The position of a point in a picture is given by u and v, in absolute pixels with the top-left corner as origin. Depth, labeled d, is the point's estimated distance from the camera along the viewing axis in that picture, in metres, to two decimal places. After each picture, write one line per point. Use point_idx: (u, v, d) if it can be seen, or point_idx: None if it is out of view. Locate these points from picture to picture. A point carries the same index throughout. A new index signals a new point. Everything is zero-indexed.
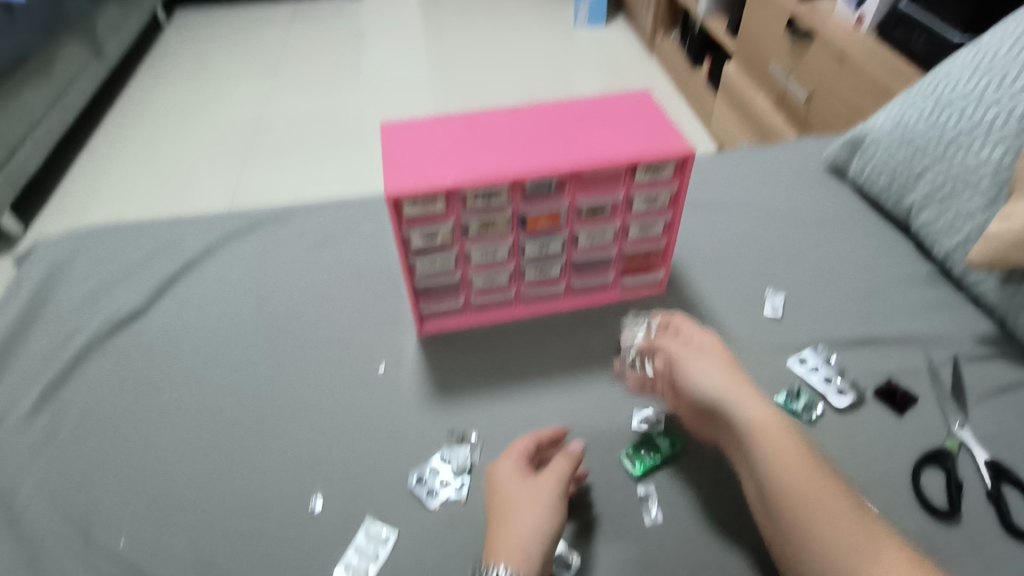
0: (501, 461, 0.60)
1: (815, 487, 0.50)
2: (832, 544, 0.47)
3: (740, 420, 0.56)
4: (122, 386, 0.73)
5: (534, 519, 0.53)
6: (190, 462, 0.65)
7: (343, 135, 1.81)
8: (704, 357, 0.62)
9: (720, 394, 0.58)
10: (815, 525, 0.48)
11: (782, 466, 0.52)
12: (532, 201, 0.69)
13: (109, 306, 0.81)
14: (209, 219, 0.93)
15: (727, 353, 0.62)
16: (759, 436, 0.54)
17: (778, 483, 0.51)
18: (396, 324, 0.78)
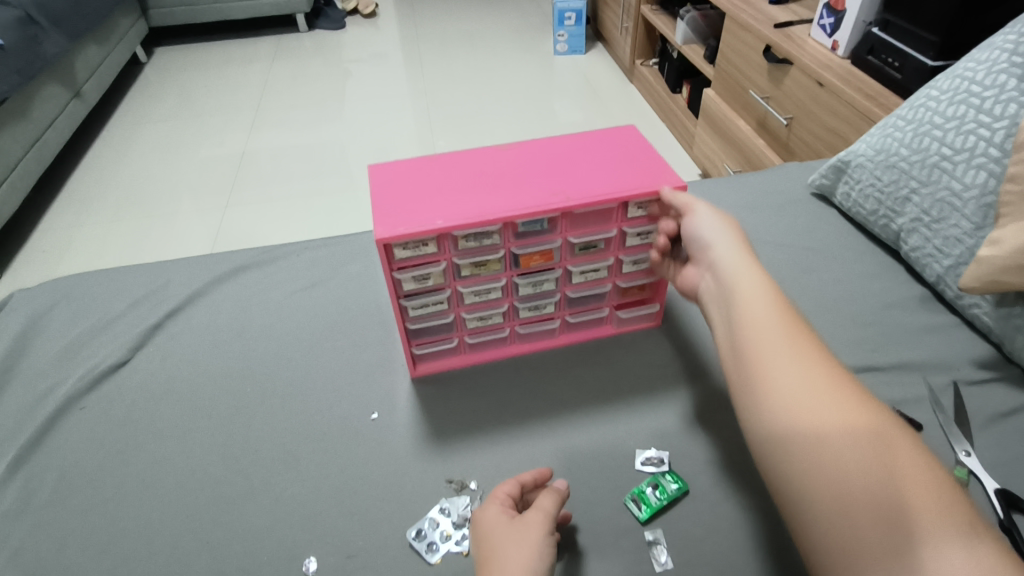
0: (484, 506, 0.56)
1: (808, 341, 0.50)
2: (810, 382, 0.46)
3: (741, 281, 0.56)
4: (101, 447, 0.69)
5: (524, 562, 0.49)
6: (176, 523, 0.62)
7: (326, 170, 1.80)
8: (716, 232, 0.62)
9: (729, 264, 0.59)
10: (795, 366, 0.48)
11: (776, 319, 0.52)
12: (525, 239, 0.68)
13: (90, 362, 0.77)
14: (192, 264, 0.91)
15: (742, 234, 0.63)
16: (758, 293, 0.55)
17: (767, 332, 0.51)
18: (387, 369, 0.76)
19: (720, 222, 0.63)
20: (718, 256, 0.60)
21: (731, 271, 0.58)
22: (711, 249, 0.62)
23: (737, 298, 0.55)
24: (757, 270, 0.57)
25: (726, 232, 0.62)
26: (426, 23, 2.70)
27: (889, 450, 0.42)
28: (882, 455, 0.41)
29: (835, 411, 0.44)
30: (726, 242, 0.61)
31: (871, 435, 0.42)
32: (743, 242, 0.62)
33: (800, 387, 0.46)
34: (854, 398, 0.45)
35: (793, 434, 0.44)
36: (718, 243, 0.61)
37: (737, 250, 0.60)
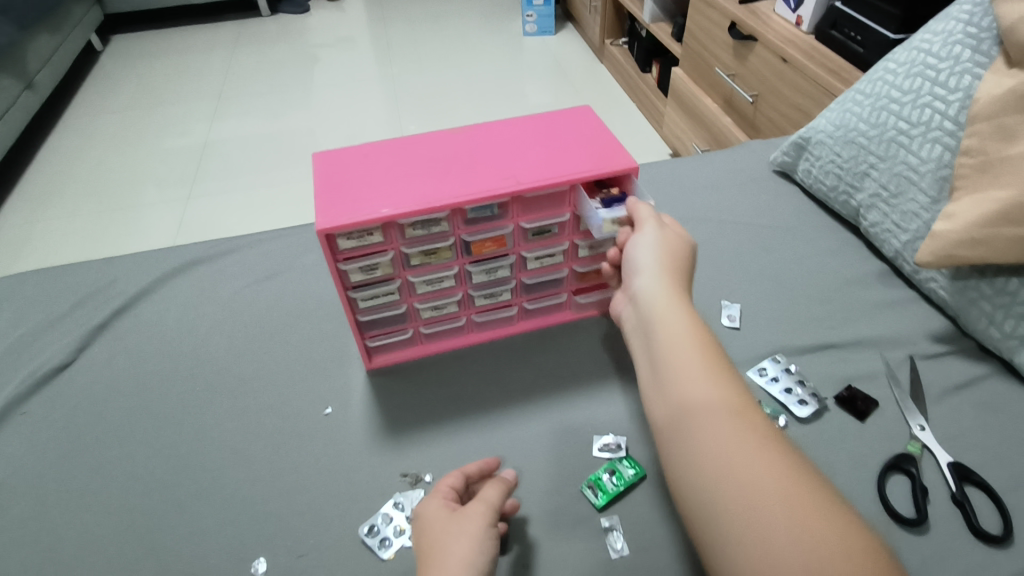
0: (425, 500, 0.55)
1: (725, 382, 0.49)
2: (723, 429, 0.46)
3: (660, 312, 0.55)
4: (44, 451, 0.67)
5: (465, 555, 0.48)
6: (123, 526, 0.60)
7: (289, 159, 1.76)
8: (645, 251, 0.61)
9: (653, 295, 0.57)
10: (711, 409, 0.47)
11: (696, 356, 0.51)
12: (475, 225, 0.66)
13: (32, 363, 0.74)
14: (141, 260, 0.88)
15: (672, 250, 0.61)
16: (679, 327, 0.53)
17: (685, 373, 0.50)
18: (342, 361, 0.74)
19: (650, 238, 0.61)
20: (643, 279, 0.59)
21: (653, 305, 0.56)
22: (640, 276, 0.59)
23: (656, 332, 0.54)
24: (680, 299, 0.56)
25: (654, 250, 0.60)
26: (393, 5, 2.64)
27: (796, 498, 0.41)
28: (788, 506, 0.40)
29: (748, 460, 0.43)
30: (653, 264, 0.59)
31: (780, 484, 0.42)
32: (671, 261, 0.60)
33: (713, 435, 0.46)
34: (766, 444, 0.45)
35: (707, 488, 0.44)
36: (644, 265, 0.60)
37: (663, 274, 0.59)
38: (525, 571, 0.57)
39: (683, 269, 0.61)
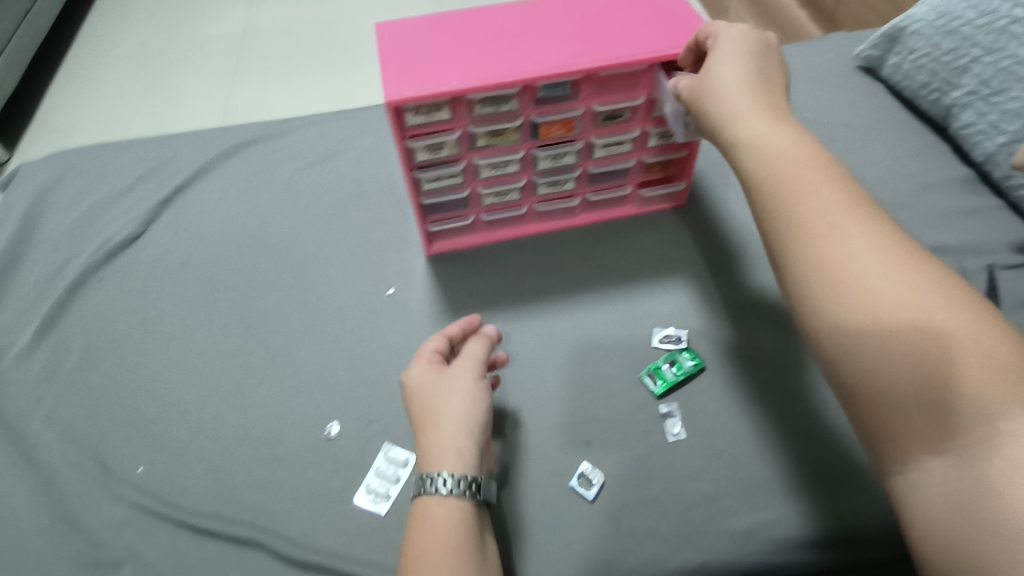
0: (411, 366, 0.58)
1: (835, 210, 0.39)
2: (862, 275, 0.37)
3: (756, 144, 0.45)
4: (123, 315, 0.69)
5: (460, 414, 0.53)
6: (203, 386, 0.63)
7: (331, 45, 1.69)
8: (724, 74, 0.49)
9: (746, 127, 0.46)
10: (847, 253, 0.38)
11: (820, 191, 0.40)
12: (545, 106, 0.63)
13: (103, 234, 0.76)
14: (198, 137, 0.87)
15: (751, 61, 0.50)
16: (791, 163, 0.42)
17: (808, 215, 0.40)
18: (403, 246, 0.74)
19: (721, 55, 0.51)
20: (721, 101, 0.48)
21: (746, 137, 0.45)
22: (724, 102, 0.48)
23: (757, 173, 0.43)
24: (785, 126, 0.46)
25: (727, 62, 0.50)
26: None
27: (960, 341, 0.33)
28: (950, 353, 0.33)
29: (903, 304, 0.35)
30: (730, 81, 0.49)
31: (939, 325, 0.34)
32: (748, 76, 0.49)
33: (850, 282, 0.37)
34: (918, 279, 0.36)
35: (843, 345, 0.36)
36: (714, 84, 0.49)
37: (747, 93, 0.48)
38: (585, 449, 0.60)
39: (769, 77, 0.50)
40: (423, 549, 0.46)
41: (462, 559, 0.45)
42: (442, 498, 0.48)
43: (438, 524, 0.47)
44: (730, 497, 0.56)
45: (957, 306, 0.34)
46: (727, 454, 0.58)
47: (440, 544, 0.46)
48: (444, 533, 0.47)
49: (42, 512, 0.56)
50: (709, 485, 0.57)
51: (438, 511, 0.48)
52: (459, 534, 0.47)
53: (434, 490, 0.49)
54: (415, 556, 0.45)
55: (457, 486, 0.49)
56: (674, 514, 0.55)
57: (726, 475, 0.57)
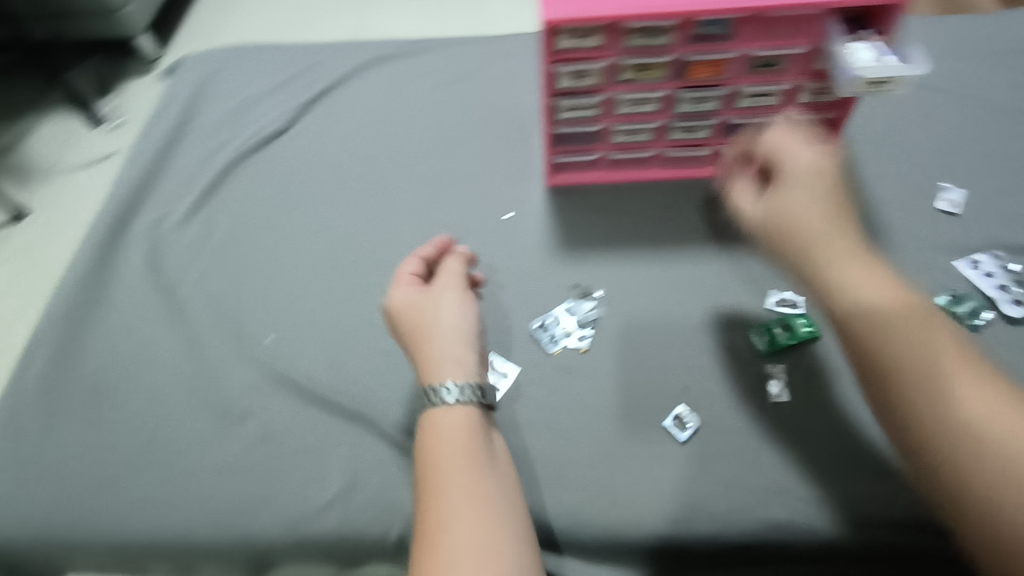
0: (392, 289, 0.57)
1: (931, 381, 0.40)
2: (928, 391, 0.40)
3: (848, 304, 0.44)
4: (263, 203, 0.74)
5: (452, 328, 0.54)
6: (329, 279, 0.68)
7: None
8: (805, 210, 0.48)
9: (839, 282, 0.45)
10: (920, 380, 0.40)
11: (921, 360, 0.41)
12: (700, 44, 0.61)
13: (253, 126, 0.81)
14: (341, 47, 0.90)
15: (823, 192, 0.48)
16: (887, 338, 0.42)
17: (875, 347, 0.43)
18: (524, 175, 0.75)
19: (786, 182, 0.50)
20: (800, 260, 0.47)
21: (837, 299, 0.45)
22: (807, 253, 0.47)
23: (864, 352, 0.43)
24: (869, 262, 0.45)
25: (795, 194, 0.48)
26: None
27: (1008, 425, 0.37)
28: (1004, 447, 0.37)
29: (962, 402, 0.39)
30: (807, 225, 0.47)
31: (992, 421, 0.38)
32: (827, 201, 0.48)
33: (916, 400, 0.40)
34: (970, 376, 0.40)
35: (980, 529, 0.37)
36: (796, 223, 0.47)
37: (828, 229, 0.47)
38: (681, 395, 0.59)
39: (840, 196, 0.49)
40: (443, 451, 0.46)
41: (482, 462, 0.46)
42: (450, 406, 0.49)
43: (454, 429, 0.48)
44: (828, 467, 0.54)
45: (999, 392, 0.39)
46: (830, 426, 0.56)
47: (458, 447, 0.47)
48: (462, 437, 0.47)
49: (185, 366, 0.62)
50: (806, 453, 0.55)
51: (452, 417, 0.48)
52: (475, 438, 0.48)
53: (441, 400, 0.49)
54: (435, 457, 0.46)
55: (464, 395, 0.49)
56: (763, 474, 0.55)
57: (826, 445, 0.55)
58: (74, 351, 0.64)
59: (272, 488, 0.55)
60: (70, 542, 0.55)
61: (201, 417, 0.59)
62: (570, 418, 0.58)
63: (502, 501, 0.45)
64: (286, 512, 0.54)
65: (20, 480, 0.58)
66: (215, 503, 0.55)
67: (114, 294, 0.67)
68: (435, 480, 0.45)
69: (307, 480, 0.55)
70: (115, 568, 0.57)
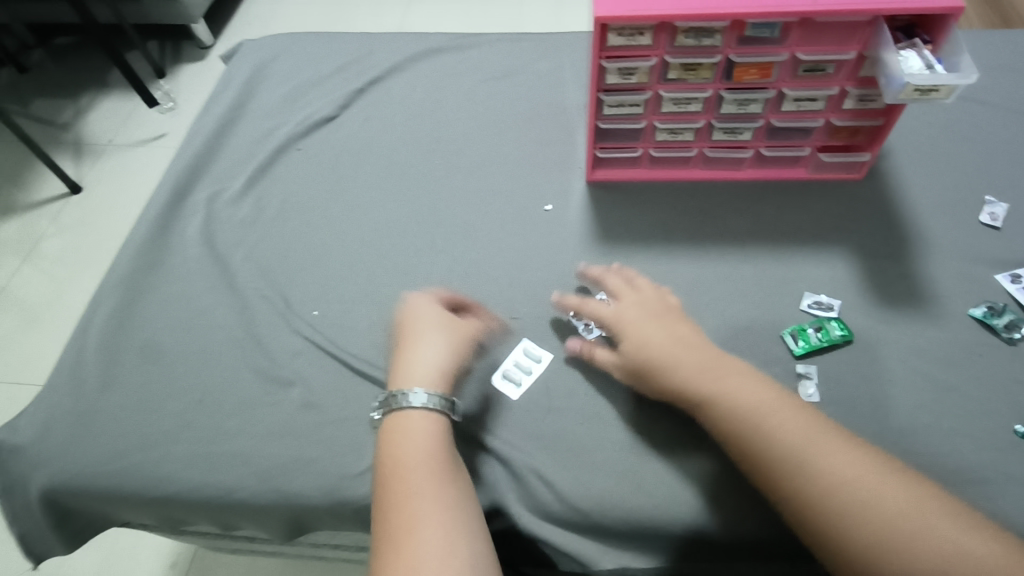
0: (423, 300, 0.61)
1: (800, 485, 0.46)
2: (803, 469, 0.46)
3: (722, 430, 0.50)
4: (313, 184, 0.77)
5: (453, 356, 0.57)
6: (373, 258, 0.70)
7: None
8: (659, 348, 0.55)
9: (710, 410, 0.51)
10: (795, 462, 0.47)
11: (787, 467, 0.47)
12: (747, 47, 0.62)
13: (306, 109, 0.85)
14: (393, 38, 0.93)
15: (661, 323, 0.56)
16: (756, 457, 0.48)
17: (748, 446, 0.49)
18: (566, 168, 0.77)
19: (635, 316, 0.58)
20: (671, 390, 0.54)
21: (715, 426, 0.51)
22: (677, 386, 0.53)
23: (753, 472, 0.49)
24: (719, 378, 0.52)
25: (649, 324, 0.57)
26: None
27: (868, 482, 0.45)
28: (872, 502, 0.44)
29: (830, 471, 0.46)
30: (661, 359, 0.54)
31: (852, 480, 0.45)
32: (664, 330, 0.56)
33: (797, 480, 0.46)
34: (828, 444, 0.47)
35: None
36: (657, 351, 0.55)
37: (683, 348, 0.54)
38: None
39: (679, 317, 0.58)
40: (405, 458, 0.49)
41: (444, 467, 0.49)
42: (417, 412, 0.52)
43: (418, 434, 0.51)
44: None
45: (851, 452, 0.47)
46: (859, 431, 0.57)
47: (421, 452, 0.50)
48: (425, 442, 0.51)
49: (235, 331, 0.66)
50: None
51: (419, 423, 0.52)
52: (437, 443, 0.51)
53: (411, 403, 0.52)
54: (397, 463, 0.49)
55: (438, 403, 0.53)
56: None
57: None
58: (132, 313, 0.68)
59: (312, 452, 0.58)
60: (124, 488, 0.58)
61: (249, 381, 0.62)
62: (601, 405, 0.60)
63: (462, 501, 0.48)
64: (326, 474, 0.57)
65: (80, 428, 0.61)
66: (259, 463, 0.58)
67: (173, 261, 0.71)
68: (399, 483, 0.48)
69: (346, 448, 0.58)
70: (163, 517, 0.60)
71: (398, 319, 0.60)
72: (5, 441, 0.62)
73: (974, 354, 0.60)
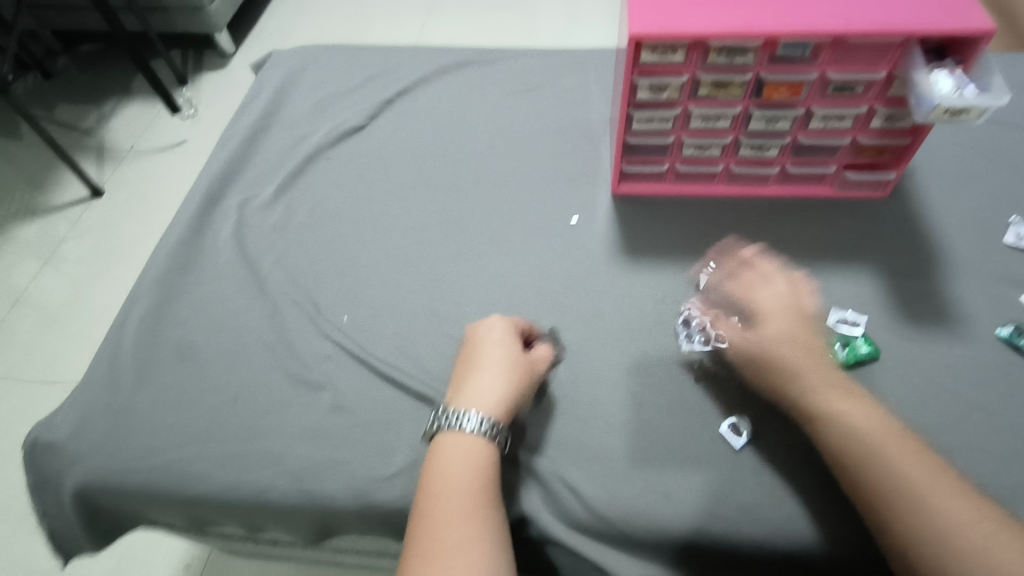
0: (494, 326, 0.60)
1: (900, 511, 0.46)
2: (911, 499, 0.46)
3: (829, 438, 0.50)
4: (341, 191, 0.79)
5: (508, 384, 0.56)
6: (401, 266, 0.71)
7: None
8: (783, 347, 0.54)
9: (820, 417, 0.51)
10: (906, 493, 0.46)
11: (890, 489, 0.47)
12: (779, 65, 0.62)
13: (335, 119, 0.86)
14: (420, 51, 0.95)
15: (792, 324, 0.55)
16: (861, 472, 0.48)
17: (852, 460, 0.49)
18: (591, 181, 0.78)
19: (763, 309, 0.57)
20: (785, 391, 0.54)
21: (823, 435, 0.51)
22: (791, 388, 0.53)
23: (853, 484, 0.49)
24: (836, 392, 0.52)
25: (776, 321, 0.56)
26: None
27: (971, 523, 0.44)
28: (973, 548, 0.43)
29: (942, 514, 0.45)
30: (784, 359, 0.54)
31: (963, 527, 0.44)
32: (794, 330, 0.55)
33: (896, 505, 0.46)
34: (940, 485, 0.46)
35: None
36: (779, 349, 0.54)
37: (807, 356, 0.54)
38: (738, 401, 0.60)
39: (809, 319, 0.56)
40: (444, 488, 0.49)
41: (486, 483, 0.51)
42: (467, 433, 0.53)
43: (474, 450, 0.52)
44: None
45: (966, 500, 0.46)
46: None
47: (461, 477, 0.50)
48: (466, 465, 0.51)
49: (265, 335, 0.66)
50: None
51: (462, 445, 0.52)
52: (479, 468, 0.51)
53: (461, 426, 0.53)
54: (436, 484, 0.50)
55: (489, 429, 0.53)
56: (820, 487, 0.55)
57: None
58: (163, 315, 0.69)
59: (342, 455, 0.58)
60: (154, 487, 0.59)
61: (280, 385, 0.63)
62: (628, 415, 0.60)
63: (497, 532, 0.48)
64: (355, 478, 0.57)
65: (111, 427, 0.62)
66: (288, 465, 0.58)
67: (205, 265, 0.72)
68: (434, 505, 0.48)
69: (376, 451, 0.58)
70: (192, 517, 0.60)
71: (466, 343, 0.60)
72: (40, 436, 0.62)
73: (1001, 373, 0.60)
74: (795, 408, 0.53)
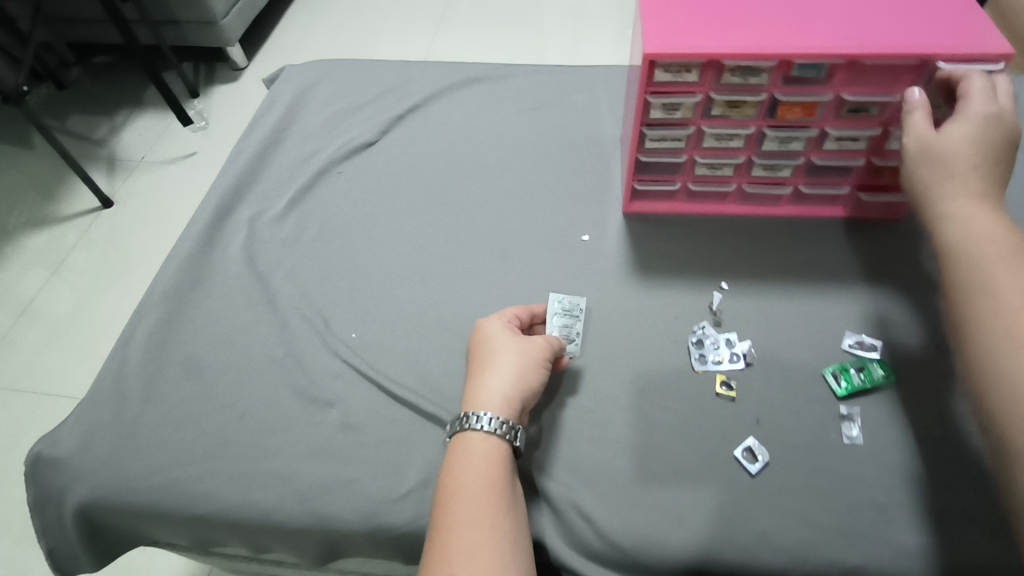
0: (491, 321, 0.61)
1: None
2: None
3: (970, 219, 0.48)
4: (352, 206, 0.79)
5: (514, 374, 0.56)
6: (411, 282, 0.71)
7: (528, 12, 1.78)
8: (957, 142, 0.52)
9: (962, 210, 0.49)
10: (974, 269, 0.44)
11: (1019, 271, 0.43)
12: (793, 86, 0.62)
13: (346, 134, 0.86)
14: (430, 67, 0.95)
15: (986, 135, 0.52)
16: (1000, 249, 0.45)
17: (990, 245, 0.45)
18: (603, 199, 0.78)
19: (963, 110, 0.53)
20: (940, 173, 0.51)
21: (960, 218, 0.48)
22: (941, 178, 0.51)
23: (972, 257, 0.45)
24: (989, 205, 0.49)
25: (967, 124, 0.52)
26: None
27: None
28: None
29: None
30: (956, 149, 0.51)
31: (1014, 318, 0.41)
32: (981, 146, 0.51)
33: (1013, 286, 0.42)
34: None
35: None
36: (940, 140, 0.52)
37: (978, 164, 0.51)
38: (753, 425, 0.59)
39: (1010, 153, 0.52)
40: (460, 488, 0.48)
41: (500, 481, 0.50)
42: (481, 434, 0.52)
43: (486, 451, 0.51)
44: (906, 513, 0.53)
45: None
46: (909, 474, 0.55)
47: (482, 479, 0.49)
48: (486, 466, 0.50)
49: (275, 351, 0.66)
50: (883, 495, 0.54)
51: (479, 446, 0.51)
52: (499, 471, 0.50)
53: (474, 426, 0.52)
54: (456, 484, 0.49)
55: (499, 427, 0.52)
56: (837, 515, 0.54)
57: (905, 490, 0.54)
58: (173, 329, 0.68)
59: (351, 475, 0.57)
60: (160, 505, 0.58)
61: (289, 402, 0.62)
62: (641, 438, 0.59)
63: (517, 536, 0.47)
64: (364, 499, 0.56)
65: (119, 442, 0.61)
66: (297, 484, 0.57)
67: (215, 279, 0.72)
68: (455, 504, 0.47)
69: (385, 472, 0.57)
70: (197, 536, 0.59)
71: (471, 343, 0.61)
72: (44, 453, 0.62)
73: None
74: (926, 186, 0.52)
